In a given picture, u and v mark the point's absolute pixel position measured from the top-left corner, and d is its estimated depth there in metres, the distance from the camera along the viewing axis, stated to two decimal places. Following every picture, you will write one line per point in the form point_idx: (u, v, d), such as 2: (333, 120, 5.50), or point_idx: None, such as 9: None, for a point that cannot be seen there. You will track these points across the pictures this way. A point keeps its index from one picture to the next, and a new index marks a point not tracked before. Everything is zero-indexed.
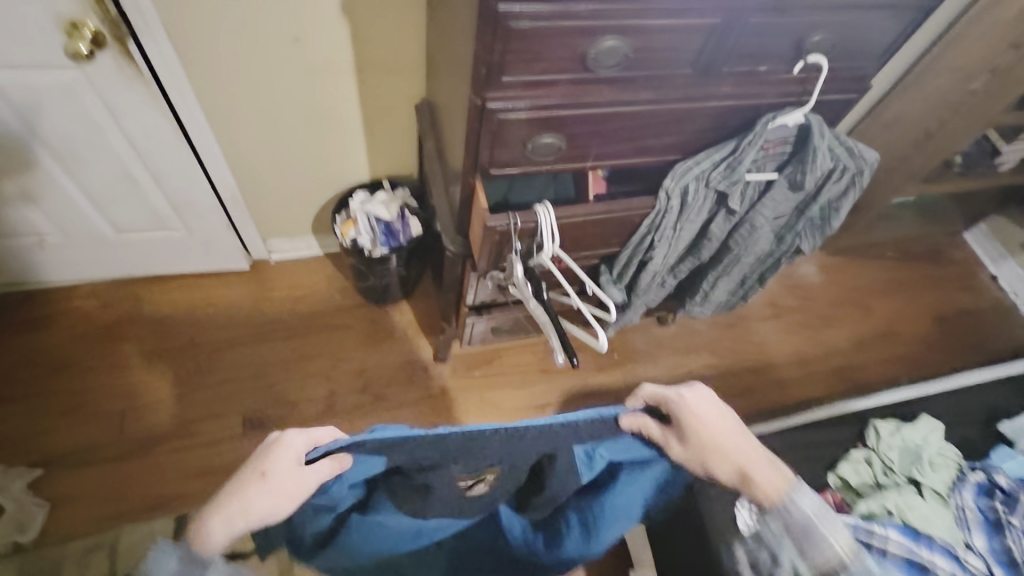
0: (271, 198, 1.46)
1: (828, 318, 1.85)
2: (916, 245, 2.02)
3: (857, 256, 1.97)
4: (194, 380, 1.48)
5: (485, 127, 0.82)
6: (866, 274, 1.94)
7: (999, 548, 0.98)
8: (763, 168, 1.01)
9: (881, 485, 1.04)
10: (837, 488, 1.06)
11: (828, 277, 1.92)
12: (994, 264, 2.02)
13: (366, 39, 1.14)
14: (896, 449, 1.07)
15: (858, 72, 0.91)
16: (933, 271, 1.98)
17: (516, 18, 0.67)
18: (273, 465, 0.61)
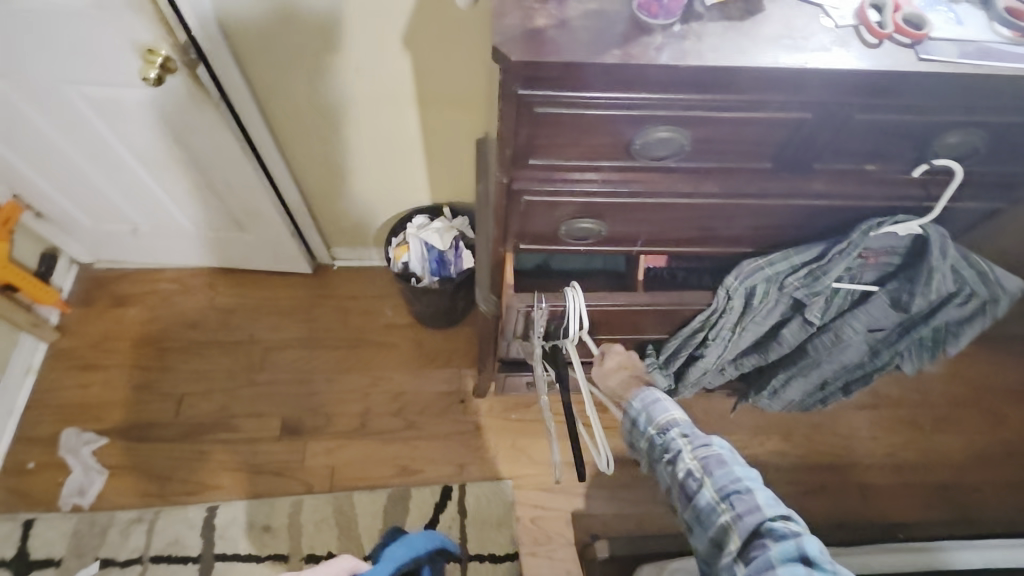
0: (334, 213, 1.47)
1: (942, 419, 1.51)
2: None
3: (997, 348, 1.59)
4: (246, 375, 1.55)
5: (512, 206, 0.73)
6: (1004, 372, 1.57)
7: None
8: (859, 277, 0.81)
9: None
10: None
11: (951, 370, 1.58)
12: None
13: (428, 74, 1.08)
14: None
15: (1008, 178, 0.71)
16: None
17: (543, 103, 0.57)
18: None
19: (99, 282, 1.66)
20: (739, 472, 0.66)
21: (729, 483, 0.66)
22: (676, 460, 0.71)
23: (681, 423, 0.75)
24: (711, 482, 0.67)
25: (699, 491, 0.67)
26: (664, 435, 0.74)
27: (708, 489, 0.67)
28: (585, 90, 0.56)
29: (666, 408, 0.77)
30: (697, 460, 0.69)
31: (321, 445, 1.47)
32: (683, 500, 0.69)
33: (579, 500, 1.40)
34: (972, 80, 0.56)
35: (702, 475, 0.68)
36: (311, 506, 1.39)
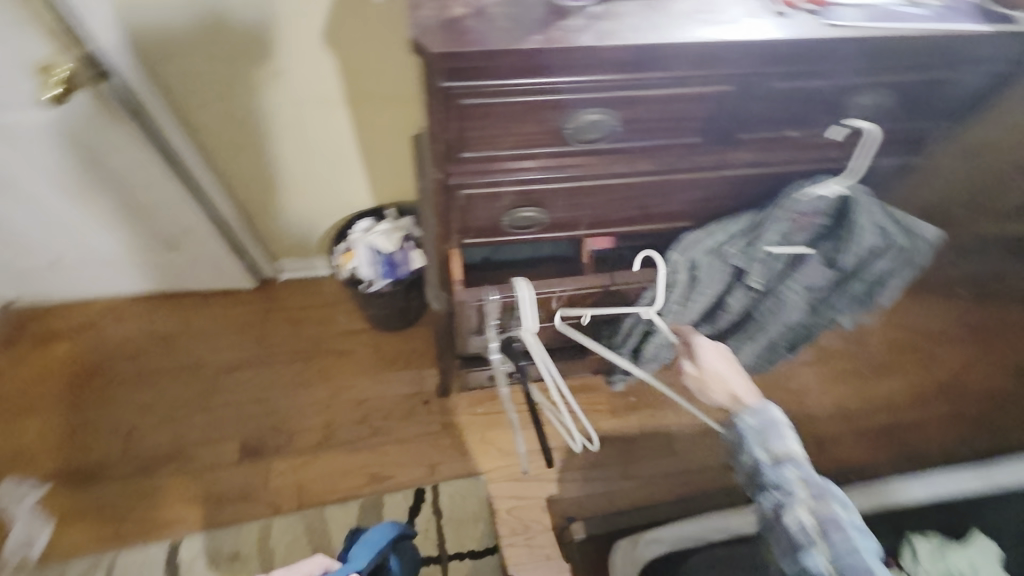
0: (272, 224, 1.42)
1: (881, 366, 1.60)
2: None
3: None
4: (197, 402, 1.48)
5: (451, 202, 0.72)
6: None
7: None
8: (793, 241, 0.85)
9: None
10: None
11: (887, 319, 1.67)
12: None
13: (355, 72, 1.05)
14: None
15: (917, 134, 0.75)
16: None
17: (468, 94, 0.56)
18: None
19: (25, 320, 1.55)
20: (859, 546, 0.65)
21: (846, 551, 0.64)
22: (789, 509, 0.69)
23: (799, 463, 0.72)
24: (826, 549, 0.65)
25: (809, 551, 0.66)
26: (777, 470, 0.72)
27: (820, 554, 0.65)
28: (509, 79, 0.55)
29: (784, 441, 0.74)
30: (815, 519, 0.67)
31: (286, 463, 1.42)
32: (786, 548, 0.69)
33: (553, 485, 1.41)
34: (875, 43, 0.59)
35: (817, 537, 0.66)
36: (281, 527, 1.35)
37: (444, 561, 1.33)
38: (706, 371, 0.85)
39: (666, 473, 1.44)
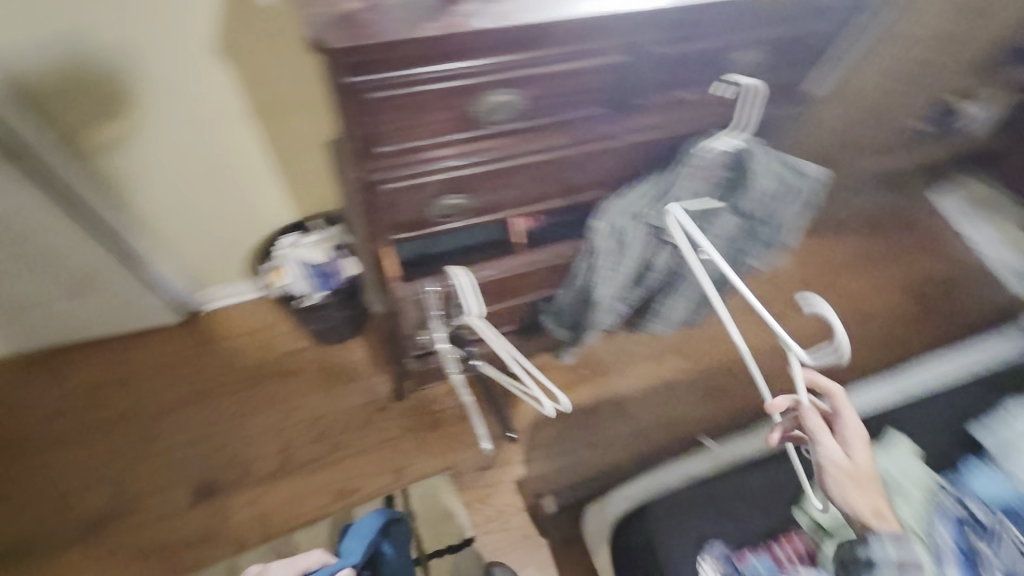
0: (191, 253, 1.36)
1: None
2: (891, 215, 1.88)
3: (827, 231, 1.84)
4: (136, 451, 1.40)
5: (375, 199, 0.72)
6: (838, 249, 1.81)
7: None
8: None
9: None
10: (806, 530, 0.92)
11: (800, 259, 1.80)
12: (964, 224, 1.84)
13: (256, 84, 1.02)
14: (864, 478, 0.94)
15: (793, 82, 0.83)
16: (902, 238, 1.85)
17: (375, 87, 0.57)
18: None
19: None
20: None
21: None
22: None
23: None
24: None
25: None
26: None
27: None
28: (411, 70, 0.57)
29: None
30: None
31: (244, 497, 1.37)
32: None
33: (520, 466, 1.44)
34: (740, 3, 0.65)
35: None
36: (250, 562, 1.30)
37: (423, 561, 1.33)
38: (859, 469, 0.74)
39: (624, 435, 1.51)
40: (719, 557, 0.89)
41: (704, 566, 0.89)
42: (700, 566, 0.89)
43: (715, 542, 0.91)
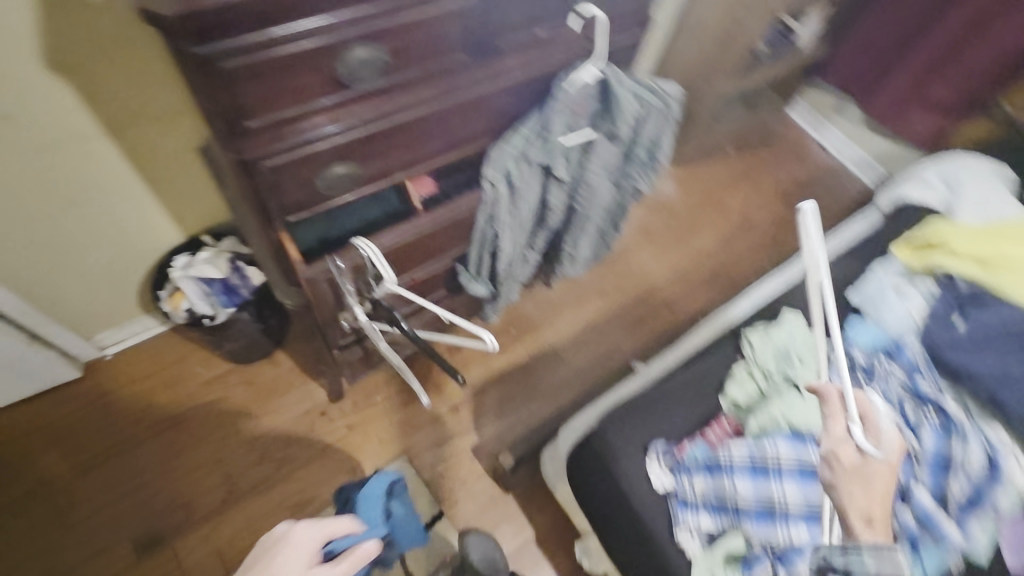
0: (71, 297, 1.24)
1: (694, 226, 1.87)
2: (754, 131, 2.07)
3: (705, 158, 2.00)
4: (58, 521, 1.28)
5: (259, 181, 0.71)
6: (717, 173, 1.98)
7: None
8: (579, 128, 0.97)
9: (765, 395, 0.98)
10: (731, 413, 0.99)
11: (686, 188, 1.95)
12: (817, 131, 2.10)
13: (101, 98, 0.94)
14: (769, 354, 1.01)
15: (635, 10, 0.90)
16: (767, 153, 2.05)
17: (230, 56, 0.56)
18: (283, 564, 0.71)
19: None
20: None
21: None
22: None
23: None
24: None
25: None
26: None
27: None
28: (262, 33, 0.57)
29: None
30: None
31: (195, 536, 1.30)
32: None
33: (472, 434, 1.47)
34: None
35: None
36: None
37: None
38: (866, 461, 0.68)
39: (562, 381, 1.57)
40: (662, 455, 0.94)
41: (654, 466, 0.93)
42: (647, 465, 0.94)
43: (655, 441, 0.96)
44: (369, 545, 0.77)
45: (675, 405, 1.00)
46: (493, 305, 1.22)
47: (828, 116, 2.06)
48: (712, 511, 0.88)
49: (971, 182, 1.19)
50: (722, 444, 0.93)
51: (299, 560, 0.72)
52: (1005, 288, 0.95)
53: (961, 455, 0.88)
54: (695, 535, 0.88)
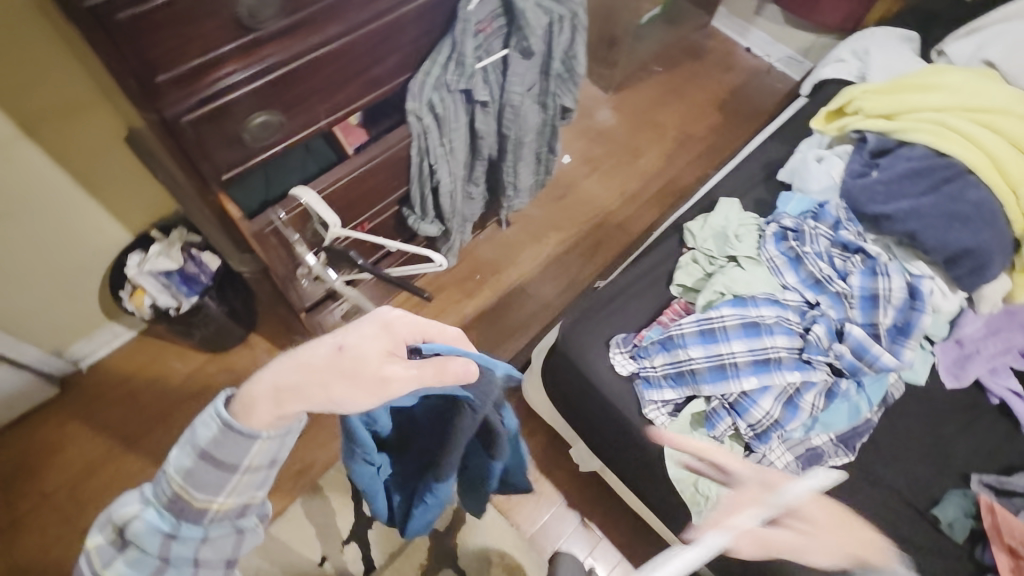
0: (29, 312, 1.24)
1: (636, 147, 1.87)
2: (680, 43, 2.06)
3: (639, 79, 1.99)
4: (68, 529, 1.30)
5: (185, 139, 0.73)
6: (650, 91, 1.96)
7: (806, 276, 0.97)
8: (492, 49, 0.97)
9: (710, 275, 1.02)
10: (681, 298, 1.04)
11: (625, 112, 1.94)
12: (743, 38, 2.08)
13: (4, 95, 0.90)
14: (709, 238, 1.05)
15: None
16: (697, 64, 2.03)
17: (123, 6, 0.58)
18: (353, 339, 0.52)
19: None
20: None
21: None
22: None
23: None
24: None
25: None
26: None
27: None
28: None
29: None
30: None
31: None
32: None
33: None
34: None
35: None
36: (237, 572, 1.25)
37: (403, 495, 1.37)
38: None
39: (532, 316, 1.61)
40: (623, 345, 0.99)
41: (616, 356, 0.98)
42: (610, 356, 0.99)
43: (615, 335, 1.01)
44: (468, 364, 0.53)
45: (631, 299, 1.05)
46: (446, 244, 1.27)
47: (750, 19, 2.04)
48: (674, 384, 0.94)
49: (877, 51, 1.25)
50: (674, 324, 0.98)
51: (371, 343, 0.52)
52: (907, 133, 1.03)
53: (885, 287, 0.95)
54: (661, 409, 0.94)
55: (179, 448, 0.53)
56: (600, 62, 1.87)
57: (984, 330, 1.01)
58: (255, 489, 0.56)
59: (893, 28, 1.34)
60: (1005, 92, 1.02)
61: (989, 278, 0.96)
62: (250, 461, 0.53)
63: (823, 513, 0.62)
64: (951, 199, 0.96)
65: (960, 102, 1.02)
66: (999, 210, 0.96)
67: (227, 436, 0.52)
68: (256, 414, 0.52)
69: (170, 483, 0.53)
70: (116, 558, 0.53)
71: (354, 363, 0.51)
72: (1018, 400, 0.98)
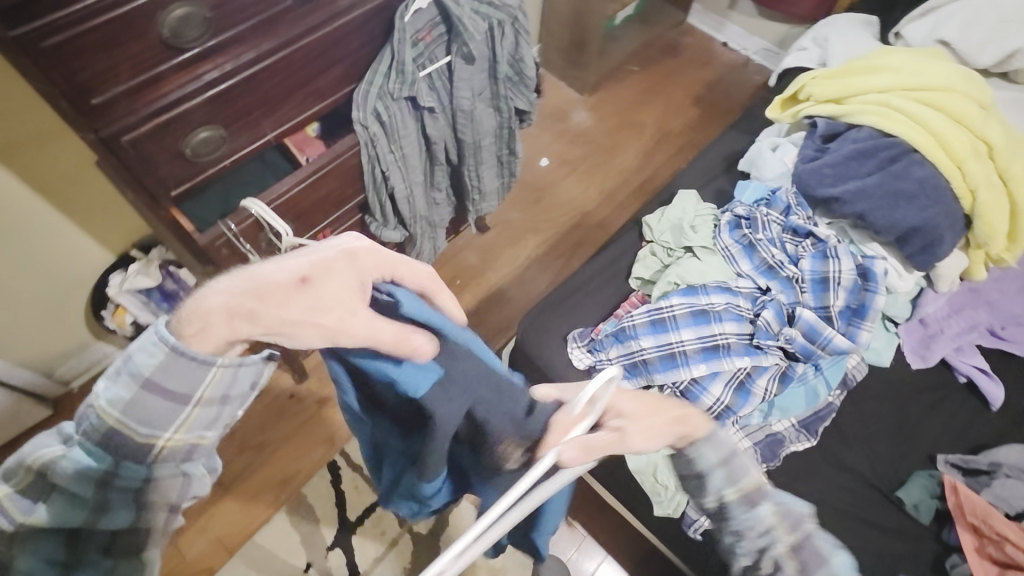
0: None
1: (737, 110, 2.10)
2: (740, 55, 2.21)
3: (655, 18, 2.16)
4: None
5: (372, 23, 0.94)
6: (685, 58, 2.17)
7: (760, 263, 0.98)
8: (523, 45, 1.09)
9: (666, 266, 1.05)
10: (637, 289, 1.07)
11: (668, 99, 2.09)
12: (720, 33, 2.23)
13: None
14: (667, 230, 1.08)
15: None
16: (731, 28, 2.20)
17: None
18: (323, 275, 0.43)
19: None
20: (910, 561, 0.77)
21: None
22: None
23: None
24: None
25: None
26: None
27: None
28: None
29: None
30: None
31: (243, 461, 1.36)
32: None
33: None
34: None
35: None
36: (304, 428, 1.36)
37: None
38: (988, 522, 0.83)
39: None
40: (580, 338, 1.00)
41: (575, 349, 0.98)
42: (568, 350, 0.99)
43: (574, 329, 1.02)
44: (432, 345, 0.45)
45: None
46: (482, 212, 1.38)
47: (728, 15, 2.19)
48: (663, 367, 0.91)
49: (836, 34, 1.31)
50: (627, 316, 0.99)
51: (333, 276, 0.43)
52: (857, 115, 0.99)
53: (835, 270, 0.94)
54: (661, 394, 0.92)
55: (114, 375, 0.49)
56: (638, 60, 2.15)
57: (946, 309, 1.04)
58: (203, 428, 0.52)
59: (857, 16, 1.41)
60: (951, 69, 0.98)
61: (941, 256, 0.94)
62: (201, 392, 0.49)
63: (647, 408, 0.49)
64: (897, 177, 0.93)
65: (903, 79, 0.98)
66: (946, 190, 0.93)
67: (173, 360, 0.48)
68: (203, 338, 0.47)
69: (97, 406, 0.49)
70: (107, 391, 0.49)
71: (319, 298, 0.43)
72: (983, 376, 1.00)
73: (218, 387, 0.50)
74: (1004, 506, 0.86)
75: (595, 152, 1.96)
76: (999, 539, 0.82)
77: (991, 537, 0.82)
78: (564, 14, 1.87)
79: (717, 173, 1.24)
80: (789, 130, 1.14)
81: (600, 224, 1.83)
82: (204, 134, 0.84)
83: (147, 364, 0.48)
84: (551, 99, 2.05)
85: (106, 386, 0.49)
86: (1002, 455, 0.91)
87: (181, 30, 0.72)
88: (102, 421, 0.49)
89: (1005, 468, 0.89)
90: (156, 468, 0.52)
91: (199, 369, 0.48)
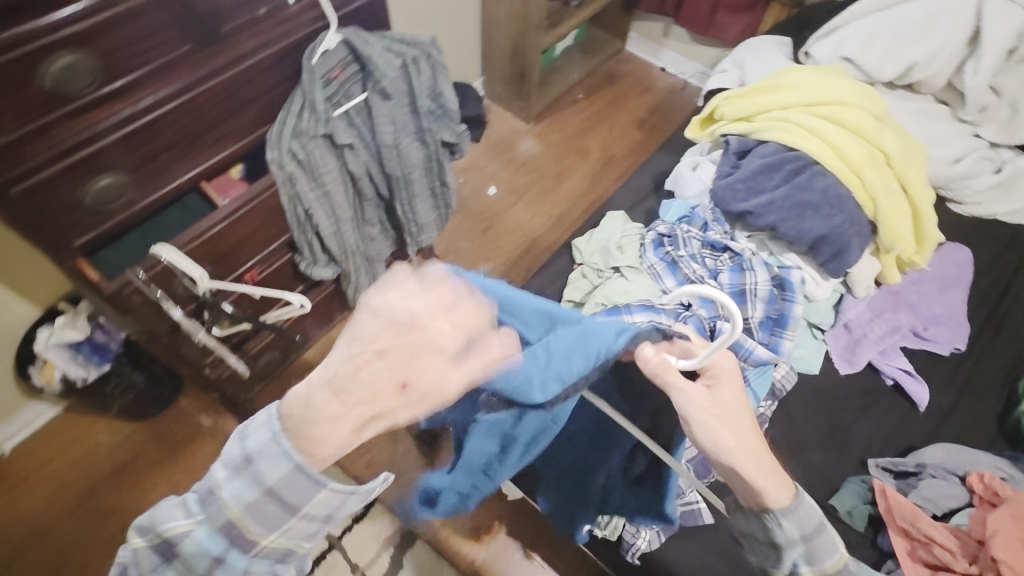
0: None
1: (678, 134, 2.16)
2: (678, 80, 2.29)
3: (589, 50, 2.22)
4: (135, 457, 1.42)
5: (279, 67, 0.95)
6: (623, 84, 2.24)
7: (682, 279, 1.00)
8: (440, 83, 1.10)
9: (596, 287, 1.06)
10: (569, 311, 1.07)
11: (610, 127, 2.13)
12: (656, 59, 2.31)
13: None
14: (595, 252, 1.09)
15: None
16: (665, 54, 2.28)
17: None
18: (421, 376, 0.48)
19: None
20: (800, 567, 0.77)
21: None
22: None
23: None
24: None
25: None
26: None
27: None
28: None
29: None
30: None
31: None
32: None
33: None
34: None
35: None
36: None
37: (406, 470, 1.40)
38: (918, 530, 0.82)
39: None
40: None
41: None
42: None
43: None
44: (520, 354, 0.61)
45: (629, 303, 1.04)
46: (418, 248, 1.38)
47: (660, 41, 2.26)
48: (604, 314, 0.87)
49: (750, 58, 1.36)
50: None
51: (434, 367, 0.48)
52: (764, 130, 1.03)
53: (752, 282, 0.96)
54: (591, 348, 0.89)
55: (236, 477, 0.48)
56: (580, 92, 2.20)
57: (868, 314, 1.05)
58: (301, 537, 0.52)
59: (772, 37, 1.47)
60: (847, 85, 1.02)
61: (850, 263, 0.97)
62: (307, 508, 0.50)
63: (734, 400, 0.60)
64: (802, 188, 0.96)
65: (802, 98, 1.03)
66: (847, 198, 0.96)
67: (295, 476, 0.48)
68: (317, 436, 0.47)
69: (224, 511, 0.48)
70: (161, 565, 0.49)
71: (420, 390, 0.49)
72: (909, 379, 1.02)
73: (320, 505, 0.51)
74: (931, 507, 0.88)
75: (541, 180, 1.98)
76: (928, 540, 0.82)
77: (921, 540, 0.82)
78: (502, 47, 1.92)
79: (647, 193, 1.26)
80: (710, 149, 1.17)
81: (549, 249, 1.84)
82: (106, 180, 0.83)
83: (270, 475, 0.47)
84: (497, 130, 2.08)
85: (227, 481, 0.48)
86: (929, 455, 0.93)
87: (68, 79, 0.72)
88: (220, 514, 0.48)
89: (930, 468, 0.91)
90: (217, 570, 0.48)
91: (312, 487, 0.49)
